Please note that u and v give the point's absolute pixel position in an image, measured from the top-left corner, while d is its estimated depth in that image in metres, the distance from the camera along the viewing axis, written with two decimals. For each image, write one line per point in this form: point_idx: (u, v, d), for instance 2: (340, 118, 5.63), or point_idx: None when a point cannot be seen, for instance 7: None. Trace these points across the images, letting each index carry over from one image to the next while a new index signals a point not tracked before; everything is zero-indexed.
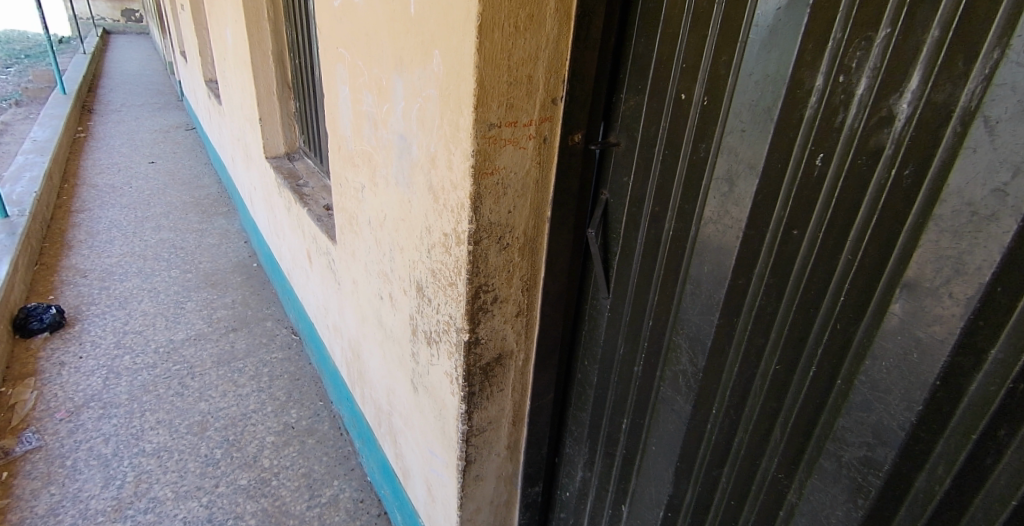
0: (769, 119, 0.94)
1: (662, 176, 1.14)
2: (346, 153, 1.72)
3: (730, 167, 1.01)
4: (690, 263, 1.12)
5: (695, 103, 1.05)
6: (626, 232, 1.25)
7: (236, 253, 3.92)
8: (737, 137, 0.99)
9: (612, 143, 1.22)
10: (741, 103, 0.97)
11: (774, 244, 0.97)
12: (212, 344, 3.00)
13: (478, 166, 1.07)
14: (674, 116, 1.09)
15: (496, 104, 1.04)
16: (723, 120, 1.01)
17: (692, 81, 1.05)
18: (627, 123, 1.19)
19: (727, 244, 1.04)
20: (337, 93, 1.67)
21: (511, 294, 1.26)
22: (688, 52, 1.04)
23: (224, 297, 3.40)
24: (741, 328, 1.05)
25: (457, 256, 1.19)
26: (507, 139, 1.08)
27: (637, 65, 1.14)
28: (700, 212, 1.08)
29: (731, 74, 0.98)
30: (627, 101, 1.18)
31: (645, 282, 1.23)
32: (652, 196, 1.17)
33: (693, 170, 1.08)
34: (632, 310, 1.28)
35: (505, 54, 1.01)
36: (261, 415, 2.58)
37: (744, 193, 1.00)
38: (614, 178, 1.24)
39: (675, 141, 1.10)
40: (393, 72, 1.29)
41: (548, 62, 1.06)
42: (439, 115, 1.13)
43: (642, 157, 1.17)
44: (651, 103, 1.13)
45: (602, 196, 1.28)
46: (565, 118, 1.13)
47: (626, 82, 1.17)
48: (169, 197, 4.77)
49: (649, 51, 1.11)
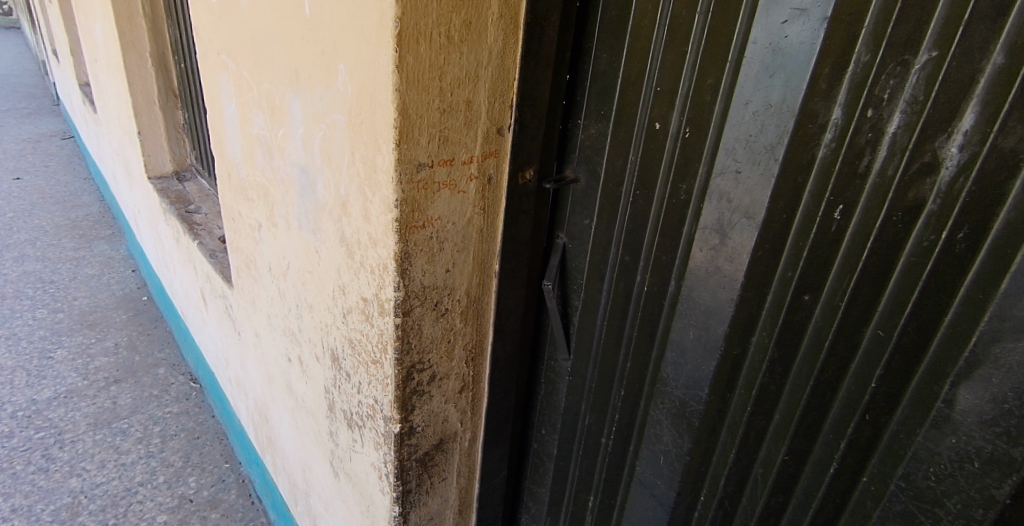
0: (771, 161, 0.74)
1: (632, 220, 0.94)
2: (237, 183, 1.39)
3: (718, 216, 0.82)
4: (671, 326, 0.92)
5: (673, 136, 0.85)
6: (589, 284, 1.04)
7: (121, 283, 3.34)
8: (726, 180, 0.79)
9: (570, 178, 1.00)
10: (731, 139, 0.78)
11: (780, 311, 0.79)
12: (88, 401, 2.51)
13: (404, 220, 0.81)
14: (646, 149, 0.89)
15: (425, 138, 0.79)
16: (710, 158, 0.81)
17: (669, 108, 0.85)
18: (587, 155, 0.98)
19: (716, 308, 0.85)
20: (221, 110, 1.35)
21: (452, 368, 1.01)
22: (663, 72, 0.84)
23: (104, 340, 2.86)
24: (737, 406, 0.87)
25: (380, 328, 0.93)
26: (441, 182, 0.83)
27: (598, 86, 0.93)
28: (682, 266, 0.89)
29: (719, 101, 0.78)
30: (587, 128, 0.97)
31: (613, 345, 1.03)
32: (622, 244, 0.97)
33: (670, 217, 0.88)
34: (597, 376, 1.08)
35: (436, 73, 0.76)
36: (150, 488, 2.16)
37: (737, 250, 0.80)
38: (571, 218, 1.03)
39: (646, 180, 0.90)
40: (289, 88, 1.00)
41: (491, 83, 0.82)
42: (349, 150, 0.86)
43: (607, 198, 0.96)
44: (616, 132, 0.92)
45: (558, 240, 1.06)
46: (513, 153, 0.89)
47: (586, 104, 0.96)
48: (37, 218, 3.94)
49: (612, 69, 0.90)
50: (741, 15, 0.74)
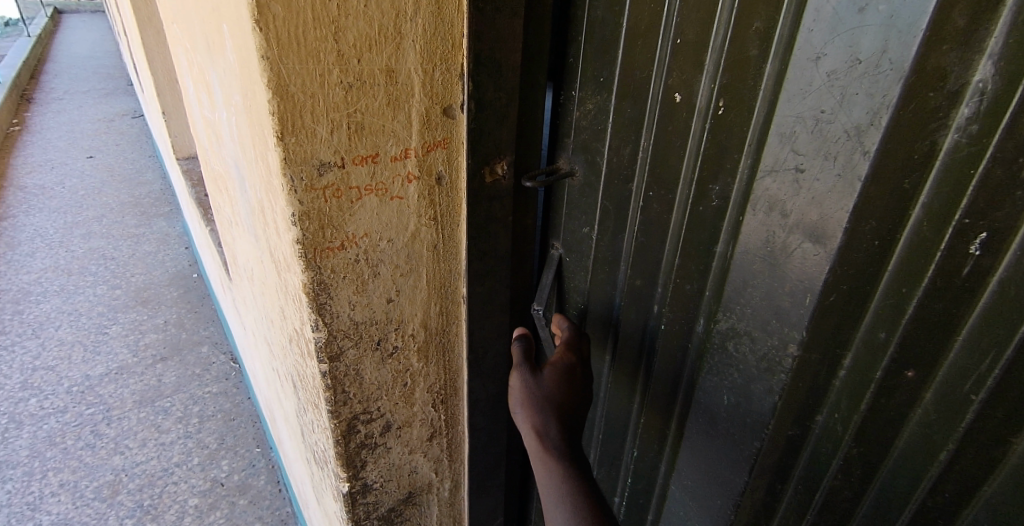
0: (855, 153, 0.44)
1: (644, 232, 0.67)
2: (211, 172, 1.22)
3: (765, 237, 0.52)
4: (696, 380, 0.65)
5: (700, 111, 0.56)
6: (593, 310, 0.79)
7: (175, 260, 3.40)
8: (780, 184, 0.50)
9: (564, 171, 0.74)
10: (790, 116, 0.48)
11: (864, 389, 0.51)
12: (136, 379, 2.53)
13: (310, 242, 0.58)
14: (661, 131, 0.61)
15: (326, 126, 0.54)
16: (756, 146, 0.52)
17: (695, 70, 0.56)
18: (585, 140, 0.71)
19: (763, 371, 0.55)
20: (185, 89, 1.17)
21: (415, 415, 0.79)
22: (684, 16, 0.55)
23: (155, 318, 2.91)
24: (791, 504, 0.61)
25: (311, 371, 0.72)
26: (361, 187, 0.59)
27: (594, 41, 0.65)
28: (713, 302, 0.60)
29: (772, 55, 0.49)
30: (583, 103, 0.70)
31: (625, 390, 0.78)
32: (633, 261, 0.70)
33: (695, 231, 0.60)
34: (607, 424, 0.84)
35: (329, 30, 0.51)
36: (185, 470, 2.11)
37: (795, 294, 0.50)
38: (569, 223, 0.78)
39: (663, 176, 0.62)
40: (207, 61, 0.79)
41: (424, 43, 0.56)
42: (251, 143, 0.64)
43: (611, 199, 0.70)
44: (621, 108, 0.65)
45: (554, 249, 0.82)
46: (471, 141, 0.64)
47: (579, 69, 0.68)
48: (106, 196, 4.11)
49: (613, 16, 0.62)
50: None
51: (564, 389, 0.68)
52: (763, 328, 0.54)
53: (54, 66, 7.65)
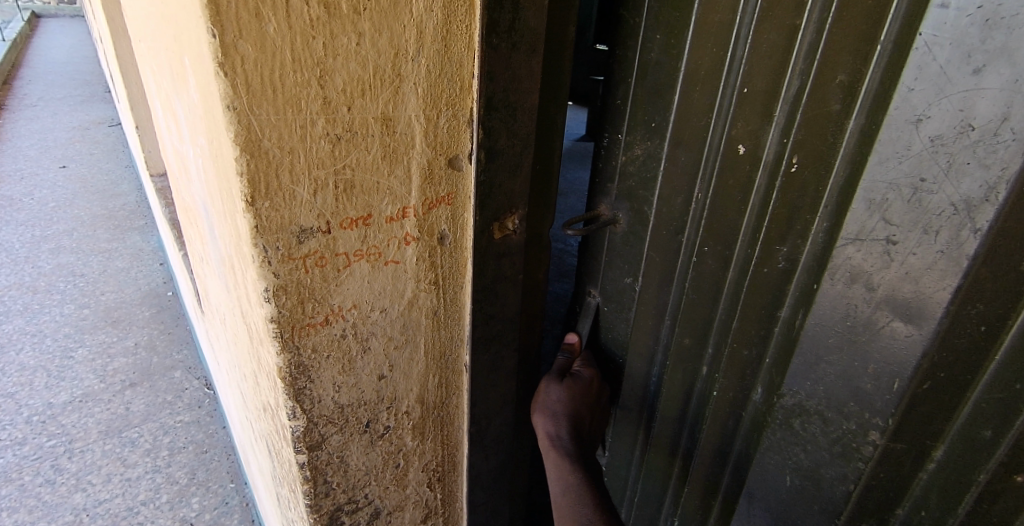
0: (963, 229, 0.40)
1: (696, 290, 0.61)
2: (181, 203, 1.11)
3: (840, 315, 0.48)
4: (752, 455, 0.61)
5: (767, 166, 0.52)
6: (630, 365, 0.72)
7: (149, 278, 3.23)
8: (864, 253, 0.45)
9: (606, 217, 0.68)
10: (882, 182, 0.43)
11: (962, 490, 0.46)
12: (102, 407, 2.31)
13: (287, 322, 0.48)
14: (719, 183, 0.56)
15: (308, 187, 0.45)
16: (838, 209, 0.47)
17: (764, 122, 0.51)
18: (629, 187, 0.65)
19: (837, 456, 0.52)
20: (152, 113, 1.06)
21: (407, 497, 0.69)
22: (753, 64, 0.50)
23: (125, 340, 2.72)
24: None
25: (287, 458, 0.61)
26: (350, 253, 0.49)
27: (645, 83, 0.59)
28: (774, 374, 0.57)
29: (858, 112, 0.44)
30: (627, 148, 0.63)
31: (663, 457, 0.72)
32: (681, 318, 0.64)
33: (757, 296, 0.56)
34: (638, 489, 0.78)
35: (313, 73, 0.41)
36: (153, 508, 1.89)
37: (879, 376, 0.47)
38: (607, 273, 0.71)
39: (720, 232, 0.57)
40: (170, 90, 0.68)
41: (426, 86, 0.47)
42: (217, 195, 0.54)
43: (659, 252, 0.64)
44: (674, 156, 0.59)
45: (591, 298, 0.75)
46: (481, 194, 0.55)
47: (627, 111, 0.62)
48: (78, 209, 3.93)
49: (668, 57, 0.56)
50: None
51: (579, 400, 0.68)
52: (837, 412, 0.51)
53: (23, 71, 7.38)
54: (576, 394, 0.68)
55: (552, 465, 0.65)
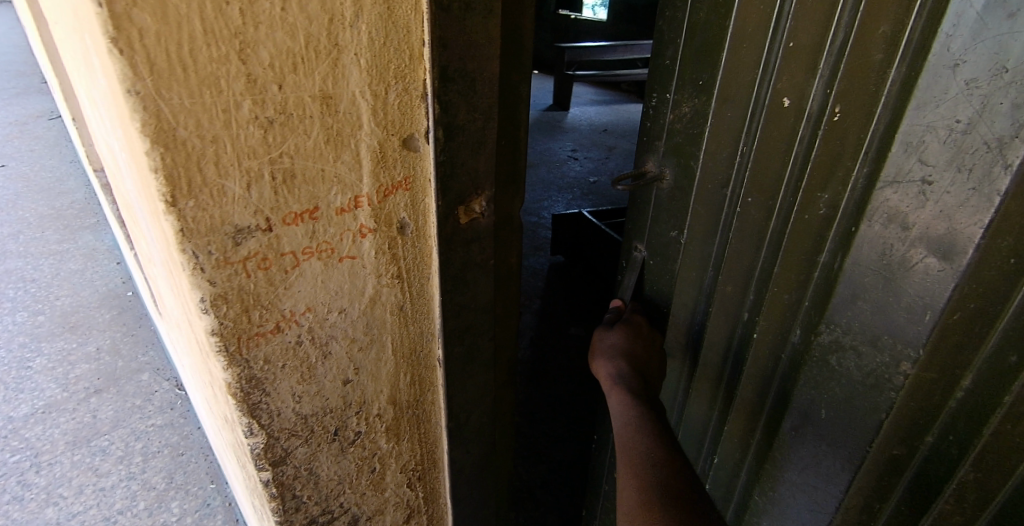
0: (995, 167, 0.43)
1: (739, 240, 0.67)
2: (122, 206, 1.03)
3: (879, 254, 0.52)
4: (789, 395, 0.66)
5: (812, 116, 0.56)
6: (676, 312, 0.79)
7: (105, 279, 3.08)
8: (904, 194, 0.49)
9: (652, 174, 0.75)
10: (919, 126, 0.47)
11: (988, 414, 0.50)
12: (67, 417, 2.21)
13: (232, 333, 0.43)
14: (765, 136, 0.61)
15: (240, 182, 0.39)
16: (877, 153, 0.51)
17: (809, 75, 0.55)
18: (678, 143, 0.71)
19: (870, 387, 0.57)
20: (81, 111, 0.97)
21: (387, 501, 0.65)
22: (801, 21, 0.55)
23: (86, 345, 2.60)
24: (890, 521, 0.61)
25: (251, 474, 0.57)
26: (298, 251, 0.44)
27: (695, 43, 0.65)
28: (812, 314, 0.61)
29: (900, 62, 0.48)
30: (676, 106, 0.69)
31: (706, 398, 0.79)
32: (722, 266, 0.70)
33: (797, 242, 0.61)
34: (682, 426, 0.86)
35: (233, 46, 0.35)
36: (131, 517, 1.83)
37: (912, 309, 0.51)
38: (654, 226, 0.78)
39: (765, 183, 0.62)
40: (85, 84, 0.61)
41: (371, 56, 0.41)
42: (136, 198, 0.47)
43: (705, 203, 0.70)
44: (722, 112, 0.64)
45: (636, 253, 0.83)
46: (445, 177, 0.50)
47: (676, 71, 0.68)
48: (20, 210, 3.71)
49: (717, 18, 0.62)
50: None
51: (634, 344, 0.75)
52: (870, 343, 0.55)
53: None
54: (629, 337, 0.76)
55: (614, 398, 0.69)
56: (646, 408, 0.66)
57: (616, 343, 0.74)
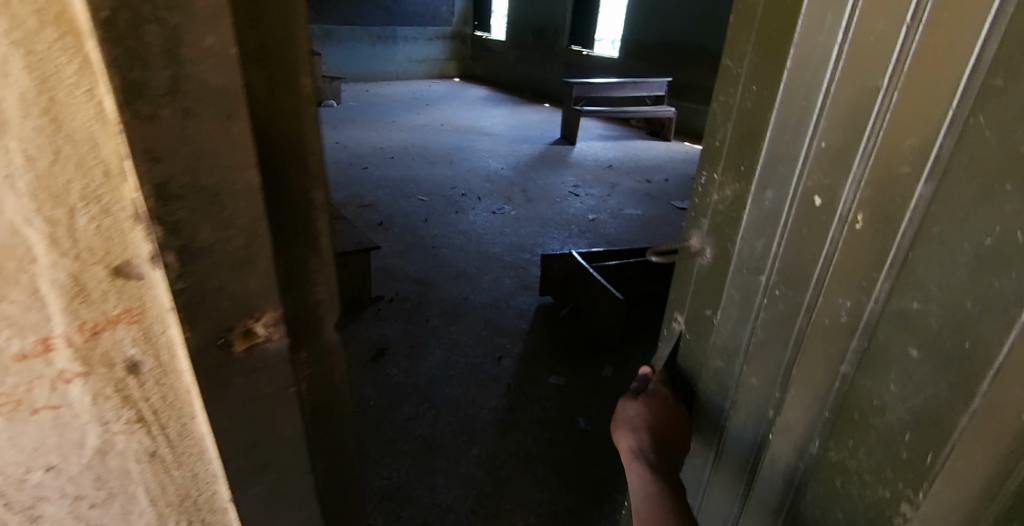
0: (1008, 316, 0.48)
1: (766, 330, 0.72)
2: None
3: (894, 373, 0.59)
4: (800, 505, 0.75)
5: (841, 219, 0.60)
6: (706, 388, 0.85)
7: None
8: (916, 316, 0.56)
9: (692, 249, 0.79)
10: (936, 253, 0.53)
11: None
12: None
13: None
14: (797, 235, 0.65)
15: None
16: (898, 277, 0.57)
17: (839, 178, 0.59)
18: (718, 224, 0.75)
19: (872, 518, 0.65)
20: None
21: None
22: (831, 124, 0.58)
23: None
24: None
25: None
26: None
27: (740, 127, 0.67)
28: (829, 427, 0.68)
29: (926, 177, 0.52)
30: (719, 188, 0.73)
31: (731, 476, 0.85)
32: (750, 355, 0.76)
33: (819, 347, 0.66)
34: (702, 507, 0.94)
35: None
36: None
37: (921, 424, 0.57)
38: (692, 303, 0.83)
39: (793, 279, 0.67)
40: None
41: (40, 185, 0.34)
42: None
43: (737, 289, 0.74)
44: (761, 198, 0.67)
45: (675, 324, 0.89)
46: (194, 308, 0.41)
47: (722, 152, 0.71)
48: None
49: (759, 108, 0.64)
50: (975, 46, 0.47)
51: (662, 417, 0.83)
52: (882, 451, 0.62)
53: None
54: (654, 408, 0.83)
55: (635, 470, 0.79)
56: (665, 492, 0.76)
57: (644, 413, 0.83)
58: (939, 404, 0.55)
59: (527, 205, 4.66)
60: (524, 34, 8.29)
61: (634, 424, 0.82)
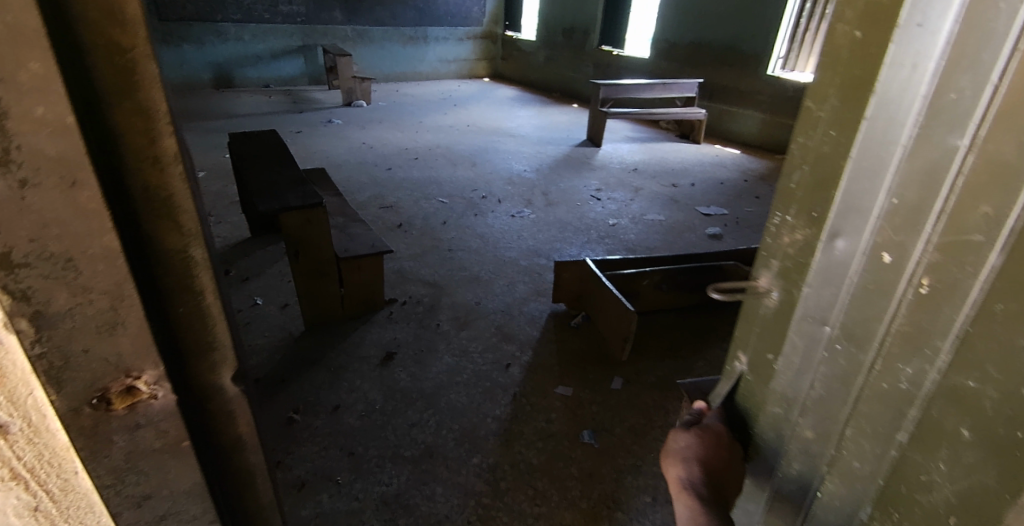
0: None
1: (826, 385, 0.68)
2: None
3: (943, 450, 0.56)
4: None
5: (909, 282, 0.57)
6: (763, 437, 0.79)
7: None
8: (970, 394, 0.52)
9: (759, 290, 0.72)
10: (993, 333, 0.50)
11: None
12: None
13: None
14: (863, 293, 0.61)
15: None
16: (955, 350, 0.53)
17: (909, 236, 0.55)
18: (787, 268, 0.69)
19: None
20: None
21: None
22: (904, 179, 0.54)
23: None
24: None
25: None
26: None
27: (817, 172, 0.62)
28: (878, 494, 0.65)
29: (999, 249, 0.49)
30: (791, 231, 0.67)
31: None
32: (807, 408, 0.71)
33: (875, 410, 0.63)
34: None
35: None
36: None
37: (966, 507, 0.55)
38: (755, 344, 0.77)
39: (856, 335, 0.63)
40: None
41: None
42: None
43: (801, 338, 0.69)
44: (832, 248, 0.62)
45: (737, 364, 0.81)
46: (51, 371, 0.40)
47: (796, 195, 0.65)
48: None
49: (835, 153, 0.59)
50: None
51: (716, 453, 0.77)
52: None
53: None
54: (709, 443, 0.78)
55: (682, 505, 0.75)
56: None
57: (697, 446, 0.77)
58: (985, 493, 0.53)
59: (548, 209, 4.61)
60: (555, 34, 8.20)
61: (685, 458, 0.77)
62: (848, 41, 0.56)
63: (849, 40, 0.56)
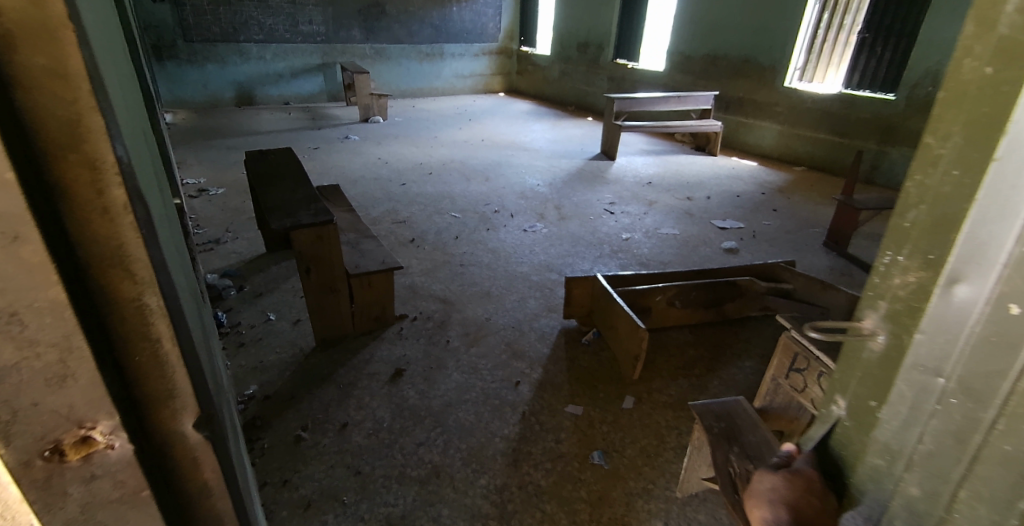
0: None
1: (936, 441, 0.62)
2: None
3: None
4: None
5: None
6: (860, 489, 0.72)
7: None
8: None
9: (862, 331, 0.68)
10: None
11: None
12: None
13: None
14: (983, 347, 0.56)
15: None
16: None
17: None
18: (897, 311, 0.64)
19: None
20: None
21: None
22: None
23: None
24: None
25: None
26: None
27: (936, 213, 0.59)
28: None
29: None
30: (902, 272, 0.63)
31: None
32: (914, 464, 0.65)
33: (990, 471, 0.58)
34: None
35: None
36: None
37: None
38: (854, 390, 0.71)
39: (974, 389, 0.58)
40: None
41: None
42: None
43: (911, 388, 0.63)
44: (950, 294, 0.58)
45: (833, 407, 0.76)
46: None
47: (911, 235, 0.62)
48: None
49: (959, 193, 0.56)
50: None
51: (804, 497, 0.74)
52: None
53: None
54: (796, 486, 0.75)
55: None
56: None
57: (782, 489, 0.75)
58: None
59: (559, 224, 4.58)
60: (570, 49, 8.24)
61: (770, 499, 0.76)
62: (976, 76, 0.54)
63: (978, 75, 0.54)
